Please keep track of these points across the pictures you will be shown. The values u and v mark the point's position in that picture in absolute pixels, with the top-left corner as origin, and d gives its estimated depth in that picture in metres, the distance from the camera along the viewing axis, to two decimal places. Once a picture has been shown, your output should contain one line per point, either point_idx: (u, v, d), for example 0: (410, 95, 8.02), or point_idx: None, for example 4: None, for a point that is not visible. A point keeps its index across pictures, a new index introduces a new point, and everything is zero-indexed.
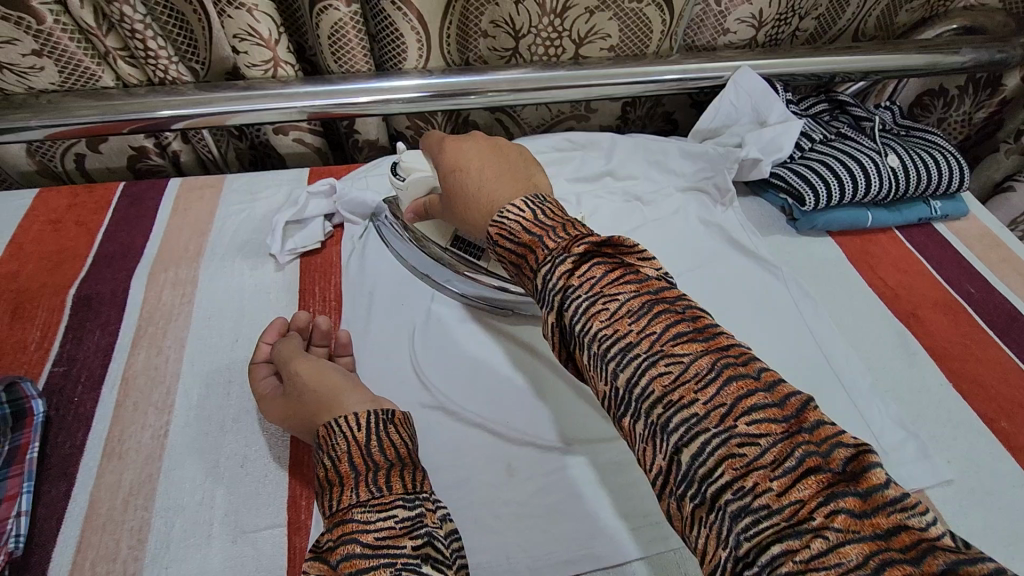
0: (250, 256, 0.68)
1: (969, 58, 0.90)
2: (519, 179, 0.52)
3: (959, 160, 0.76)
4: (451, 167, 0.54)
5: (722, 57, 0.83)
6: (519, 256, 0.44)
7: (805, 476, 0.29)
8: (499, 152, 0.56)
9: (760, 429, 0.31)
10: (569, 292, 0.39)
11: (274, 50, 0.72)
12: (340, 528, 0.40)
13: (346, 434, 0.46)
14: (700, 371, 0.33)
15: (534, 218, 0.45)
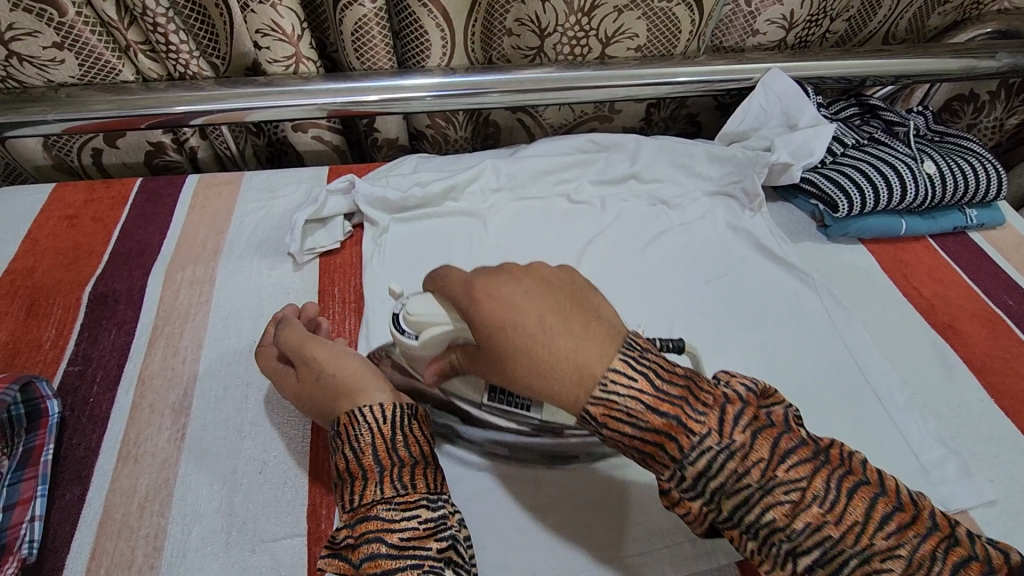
0: (268, 256, 0.67)
1: (1005, 62, 0.87)
2: (591, 319, 0.37)
3: (997, 167, 0.74)
4: (499, 326, 0.38)
5: (751, 58, 0.81)
6: (650, 444, 0.35)
7: (860, 505, 0.34)
8: (547, 285, 0.39)
9: (800, 471, 0.34)
10: (689, 446, 0.35)
11: (296, 46, 0.71)
12: (364, 527, 0.40)
13: (370, 426, 0.44)
14: (819, 490, 0.34)
15: (653, 387, 0.35)
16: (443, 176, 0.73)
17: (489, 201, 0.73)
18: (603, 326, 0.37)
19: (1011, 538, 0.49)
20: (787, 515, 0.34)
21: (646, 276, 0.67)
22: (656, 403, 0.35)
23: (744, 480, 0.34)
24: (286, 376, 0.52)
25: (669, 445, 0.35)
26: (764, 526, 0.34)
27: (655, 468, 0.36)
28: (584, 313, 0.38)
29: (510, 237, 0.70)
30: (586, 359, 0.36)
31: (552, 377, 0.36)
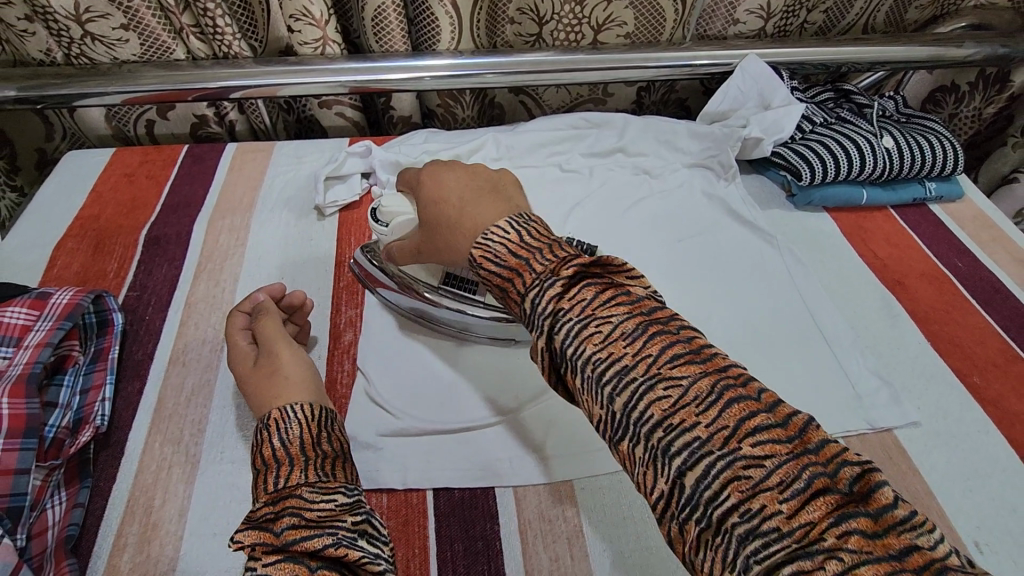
0: (295, 210, 0.77)
1: (975, 51, 0.93)
2: (502, 199, 0.49)
3: (954, 144, 0.80)
4: (433, 199, 0.51)
5: (732, 45, 0.89)
6: (504, 281, 0.42)
7: (799, 468, 0.30)
8: (476, 173, 0.52)
9: (767, 449, 0.31)
10: (531, 283, 0.40)
11: (323, 29, 0.82)
12: (285, 502, 0.42)
13: (300, 420, 0.49)
14: (700, 394, 0.33)
15: (519, 239, 0.43)
16: (448, 146, 0.82)
17: (489, 169, 0.82)
18: (509, 206, 0.48)
19: (930, 453, 0.57)
20: (742, 494, 0.30)
21: (626, 234, 0.76)
22: (521, 250, 0.42)
23: (698, 444, 0.32)
24: (243, 352, 0.56)
25: (517, 281, 0.41)
26: (719, 509, 0.30)
27: (512, 307, 0.43)
28: (497, 195, 0.49)
29: None
30: (481, 216, 0.47)
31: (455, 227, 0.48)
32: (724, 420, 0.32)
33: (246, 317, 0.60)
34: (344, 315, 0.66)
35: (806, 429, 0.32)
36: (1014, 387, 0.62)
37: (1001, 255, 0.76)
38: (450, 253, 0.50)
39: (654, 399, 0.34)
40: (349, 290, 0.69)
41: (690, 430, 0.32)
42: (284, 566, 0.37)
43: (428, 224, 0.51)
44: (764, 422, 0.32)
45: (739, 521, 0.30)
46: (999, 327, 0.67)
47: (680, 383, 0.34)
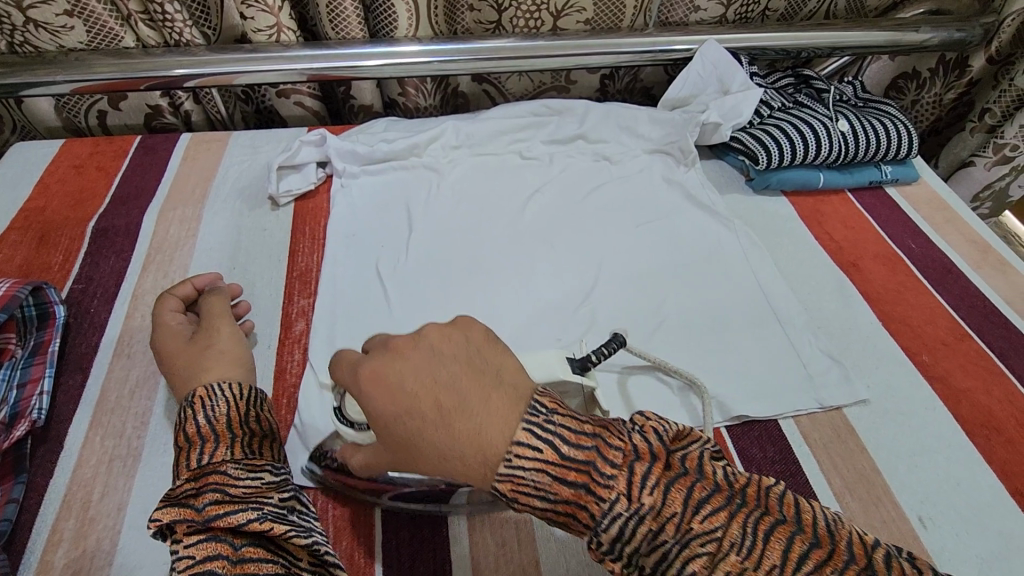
0: (249, 199, 0.76)
1: (931, 35, 0.94)
2: (489, 390, 0.37)
3: (909, 128, 0.81)
4: (399, 417, 0.37)
5: (693, 30, 0.89)
6: (563, 516, 0.36)
7: (767, 541, 0.32)
8: (441, 355, 0.39)
9: (714, 520, 0.33)
10: (602, 515, 0.34)
11: (277, 16, 0.80)
12: (207, 479, 0.42)
13: (227, 397, 0.48)
14: (736, 540, 0.32)
15: (557, 456, 0.35)
16: (407, 135, 0.81)
17: (449, 157, 0.82)
18: (507, 394, 0.37)
19: (877, 430, 0.57)
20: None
21: (585, 220, 0.76)
22: (562, 474, 0.35)
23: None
24: (175, 329, 0.55)
25: (581, 514, 0.35)
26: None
27: (581, 536, 0.36)
28: (482, 379, 0.38)
29: (464, 188, 0.79)
30: (484, 430, 0.36)
31: (453, 451, 0.36)
32: (767, 557, 0.32)
33: (179, 301, 0.58)
34: (296, 304, 0.65)
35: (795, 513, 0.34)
36: (961, 365, 0.62)
37: (954, 236, 0.77)
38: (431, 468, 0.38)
39: (690, 556, 0.32)
40: (303, 280, 0.68)
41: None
42: (204, 548, 0.39)
43: (400, 445, 0.38)
44: (730, 511, 0.33)
45: None
46: (949, 305, 0.68)
47: (714, 532, 0.33)
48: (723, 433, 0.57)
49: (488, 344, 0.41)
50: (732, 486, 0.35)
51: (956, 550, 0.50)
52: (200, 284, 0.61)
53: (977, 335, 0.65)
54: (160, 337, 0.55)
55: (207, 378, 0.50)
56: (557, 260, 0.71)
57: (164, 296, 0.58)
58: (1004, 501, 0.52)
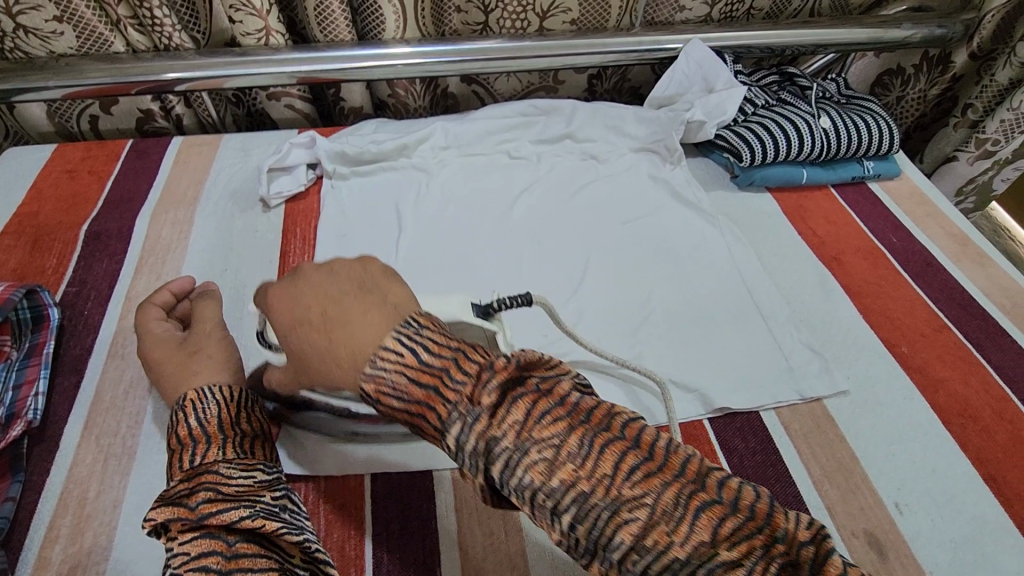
0: (240, 202, 0.76)
1: (913, 32, 0.95)
2: (374, 302, 0.41)
3: (891, 124, 0.82)
4: (291, 321, 0.42)
5: (678, 30, 0.90)
6: (414, 417, 0.37)
7: (607, 458, 0.34)
8: (338, 275, 0.44)
9: (667, 497, 0.32)
10: (447, 416, 0.36)
11: (265, 20, 0.81)
12: (201, 479, 0.43)
13: (218, 401, 0.50)
14: (666, 509, 0.32)
15: (416, 361, 0.37)
16: (396, 136, 0.82)
17: (438, 158, 0.83)
18: (387, 311, 0.40)
19: (856, 420, 0.59)
20: (634, 532, 0.32)
21: (572, 218, 0.77)
22: (419, 377, 0.37)
23: (610, 506, 0.32)
24: (163, 336, 0.56)
25: (430, 416, 0.37)
26: (615, 548, 0.32)
27: (431, 439, 0.38)
28: (368, 296, 0.41)
29: (453, 188, 0.80)
30: (356, 336, 0.39)
31: (328, 358, 0.39)
32: (602, 468, 0.33)
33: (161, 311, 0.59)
34: None
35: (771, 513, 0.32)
36: (940, 356, 0.64)
37: (935, 229, 0.78)
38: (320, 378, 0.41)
39: (528, 463, 0.34)
40: None
41: (573, 487, 0.33)
42: (197, 545, 0.39)
43: (295, 353, 0.42)
44: (692, 495, 0.32)
45: None
46: (928, 297, 0.70)
47: (552, 441, 0.34)
48: (706, 425, 0.58)
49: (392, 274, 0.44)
50: (586, 409, 0.35)
51: (931, 535, 0.51)
52: (177, 289, 0.62)
53: (955, 327, 0.67)
54: (150, 346, 0.56)
55: (202, 381, 0.52)
56: (545, 258, 0.72)
57: (146, 306, 0.59)
58: (978, 488, 0.54)
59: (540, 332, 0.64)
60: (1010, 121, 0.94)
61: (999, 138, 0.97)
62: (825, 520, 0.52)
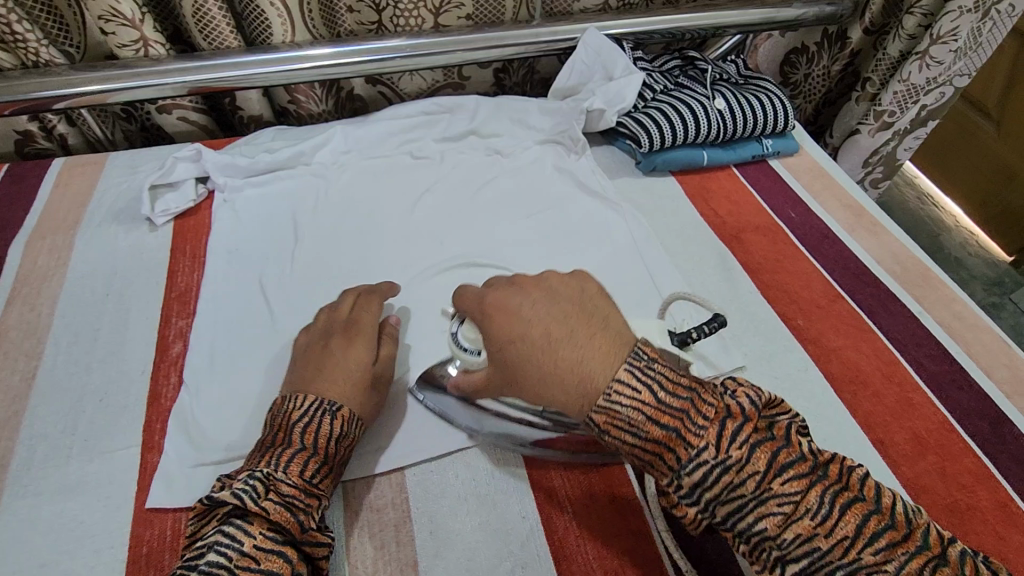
0: (124, 222, 0.73)
1: (805, 11, 0.97)
2: (598, 328, 0.45)
3: (784, 101, 0.84)
4: (507, 335, 0.46)
5: (576, 19, 0.90)
6: (652, 455, 0.41)
7: (762, 454, 0.39)
8: (561, 297, 0.48)
9: (796, 486, 0.38)
10: (687, 459, 0.39)
11: (140, 29, 0.77)
12: (312, 499, 0.46)
13: (357, 430, 0.52)
14: (813, 507, 0.37)
15: (654, 399, 0.41)
16: (292, 143, 0.80)
17: (338, 162, 0.81)
18: (612, 338, 0.45)
19: None
20: (778, 524, 0.37)
21: (476, 216, 0.76)
22: (657, 415, 0.41)
23: (743, 495, 0.38)
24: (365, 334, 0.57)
25: (668, 456, 0.40)
26: (757, 533, 0.38)
27: (660, 475, 0.42)
28: (593, 321, 0.46)
29: (354, 192, 0.78)
30: (586, 362, 0.43)
31: (551, 378, 0.44)
32: (756, 464, 0.38)
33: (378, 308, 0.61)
34: (174, 326, 0.63)
35: (909, 522, 0.37)
36: (834, 325, 0.65)
37: (832, 202, 0.80)
38: (523, 390, 0.46)
39: (694, 457, 0.39)
40: (182, 301, 0.66)
41: (737, 486, 0.38)
42: (275, 560, 0.42)
43: (506, 363, 0.46)
44: (814, 484, 0.38)
45: None
46: (823, 269, 0.71)
47: (715, 438, 0.40)
48: None
49: (609, 304, 0.48)
50: (743, 407, 0.41)
51: None
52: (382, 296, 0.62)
53: (848, 296, 0.68)
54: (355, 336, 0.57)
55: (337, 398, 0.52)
56: (447, 257, 0.71)
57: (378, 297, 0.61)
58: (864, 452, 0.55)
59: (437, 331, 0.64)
60: (903, 92, 0.97)
61: (895, 109, 1.00)
62: None
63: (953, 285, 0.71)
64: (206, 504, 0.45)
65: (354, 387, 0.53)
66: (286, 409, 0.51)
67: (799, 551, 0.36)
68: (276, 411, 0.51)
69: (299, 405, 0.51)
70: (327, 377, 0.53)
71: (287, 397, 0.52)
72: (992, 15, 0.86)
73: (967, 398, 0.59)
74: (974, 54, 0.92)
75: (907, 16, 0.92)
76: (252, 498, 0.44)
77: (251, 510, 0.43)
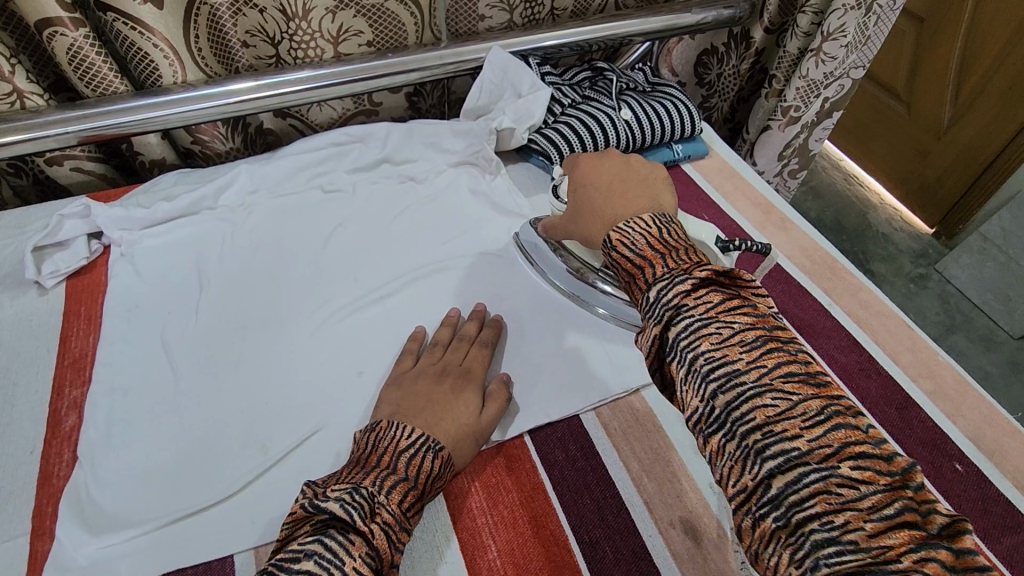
0: (9, 287, 0.67)
1: (706, 16, 0.99)
2: (643, 199, 0.53)
3: (689, 106, 0.86)
4: (579, 181, 0.58)
5: (480, 39, 0.90)
6: (635, 270, 0.46)
7: (901, 512, 0.31)
8: (629, 168, 0.56)
9: (862, 473, 0.33)
10: (659, 275, 0.44)
11: (12, 81, 0.72)
12: (398, 536, 0.45)
13: (447, 470, 0.51)
14: (871, 502, 0.32)
15: (659, 235, 0.47)
16: (193, 188, 0.77)
17: (245, 203, 0.78)
18: (653, 209, 0.52)
19: (671, 406, 0.60)
20: (830, 508, 0.32)
21: (392, 247, 0.75)
22: (666, 255, 0.45)
23: (785, 440, 0.35)
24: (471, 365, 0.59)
25: (646, 273, 0.45)
26: (803, 512, 0.33)
27: (636, 293, 0.46)
28: (645, 195, 0.54)
29: (262, 234, 0.75)
30: (619, 216, 0.53)
31: (598, 215, 0.55)
32: (826, 437, 0.34)
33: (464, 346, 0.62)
34: (67, 396, 0.59)
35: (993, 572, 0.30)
36: None
37: (743, 201, 0.82)
38: (579, 229, 0.58)
39: (756, 400, 0.36)
40: (76, 368, 0.61)
41: (777, 431, 0.35)
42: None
43: (575, 206, 0.58)
44: (883, 481, 0.33)
45: None
46: None
47: (791, 399, 0.36)
48: (527, 442, 0.57)
49: (669, 188, 0.55)
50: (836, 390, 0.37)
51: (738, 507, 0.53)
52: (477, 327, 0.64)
53: None
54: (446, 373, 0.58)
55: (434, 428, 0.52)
56: (363, 294, 0.70)
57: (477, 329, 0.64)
58: None
59: (353, 371, 0.62)
60: (804, 87, 1.00)
61: (800, 104, 1.03)
62: (643, 517, 0.52)
63: (858, 274, 0.73)
64: (308, 511, 0.43)
65: (461, 436, 0.53)
66: (393, 436, 0.50)
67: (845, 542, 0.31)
68: (381, 432, 0.51)
69: (406, 435, 0.50)
70: (439, 414, 0.53)
71: (394, 424, 0.51)
72: (875, 10, 0.90)
73: (875, 386, 0.61)
74: (864, 48, 0.96)
75: (800, 14, 0.95)
76: (359, 515, 0.43)
77: (356, 528, 0.42)
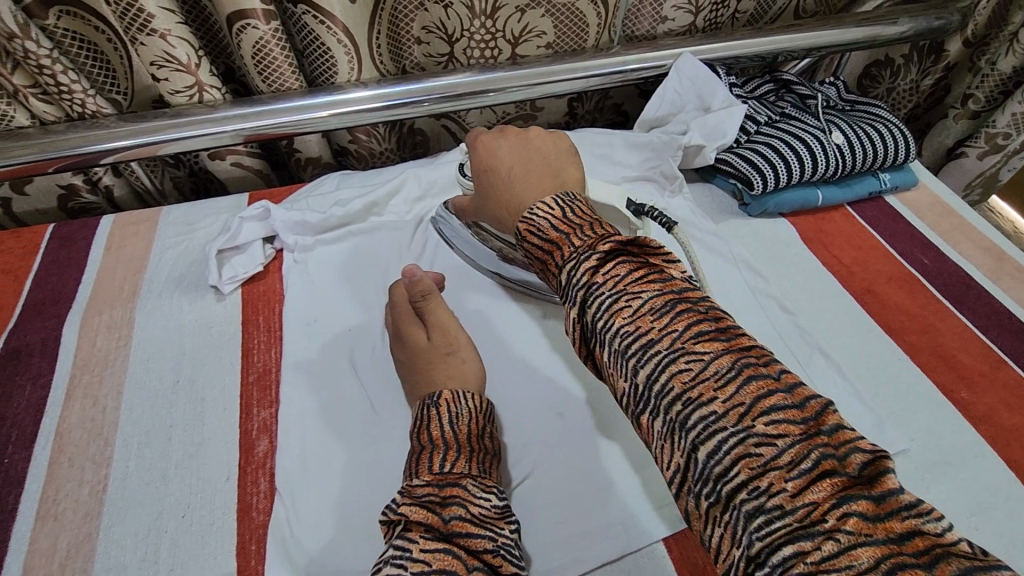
0: (187, 291, 0.65)
1: (907, 27, 0.88)
2: (550, 178, 0.52)
3: (902, 130, 0.76)
4: (484, 167, 0.55)
5: (660, 44, 0.82)
6: (545, 254, 0.44)
7: (753, 391, 0.31)
8: (531, 147, 0.56)
9: (704, 348, 0.33)
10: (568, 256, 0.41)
11: (195, 75, 0.69)
12: (451, 491, 0.42)
13: (470, 409, 0.50)
14: (719, 370, 0.32)
15: (563, 215, 0.45)
16: (363, 192, 0.72)
17: (413, 212, 0.73)
18: (560, 183, 0.52)
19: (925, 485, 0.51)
20: (622, 319, 0.36)
21: None
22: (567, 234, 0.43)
23: (649, 344, 0.35)
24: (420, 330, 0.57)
25: (557, 256, 0.42)
26: (691, 421, 0.32)
27: (550, 275, 0.44)
28: (549, 171, 0.53)
29: (435, 247, 0.70)
30: (527, 192, 0.51)
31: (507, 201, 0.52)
32: (676, 326, 0.35)
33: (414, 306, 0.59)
34: (257, 417, 0.55)
35: (824, 412, 0.31)
36: (1004, 400, 0.57)
37: (966, 245, 0.72)
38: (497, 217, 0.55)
39: (618, 309, 0.36)
40: (262, 386, 0.58)
41: (655, 345, 0.35)
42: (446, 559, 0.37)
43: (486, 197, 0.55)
44: (737, 356, 0.33)
45: (748, 498, 0.29)
46: (977, 328, 0.63)
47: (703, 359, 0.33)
48: None
49: (574, 168, 0.55)
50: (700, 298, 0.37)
51: None
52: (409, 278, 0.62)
53: (1013, 362, 0.60)
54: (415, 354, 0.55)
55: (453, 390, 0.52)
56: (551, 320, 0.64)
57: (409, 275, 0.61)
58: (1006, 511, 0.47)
59: (553, 413, 0.56)
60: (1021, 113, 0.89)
61: (1010, 131, 0.92)
62: None
63: None
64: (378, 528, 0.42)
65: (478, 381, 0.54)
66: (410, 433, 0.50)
67: (721, 423, 0.31)
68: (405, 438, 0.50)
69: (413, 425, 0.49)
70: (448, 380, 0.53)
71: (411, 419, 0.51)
72: None
73: None
74: None
75: None
76: (393, 508, 0.41)
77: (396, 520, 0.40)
